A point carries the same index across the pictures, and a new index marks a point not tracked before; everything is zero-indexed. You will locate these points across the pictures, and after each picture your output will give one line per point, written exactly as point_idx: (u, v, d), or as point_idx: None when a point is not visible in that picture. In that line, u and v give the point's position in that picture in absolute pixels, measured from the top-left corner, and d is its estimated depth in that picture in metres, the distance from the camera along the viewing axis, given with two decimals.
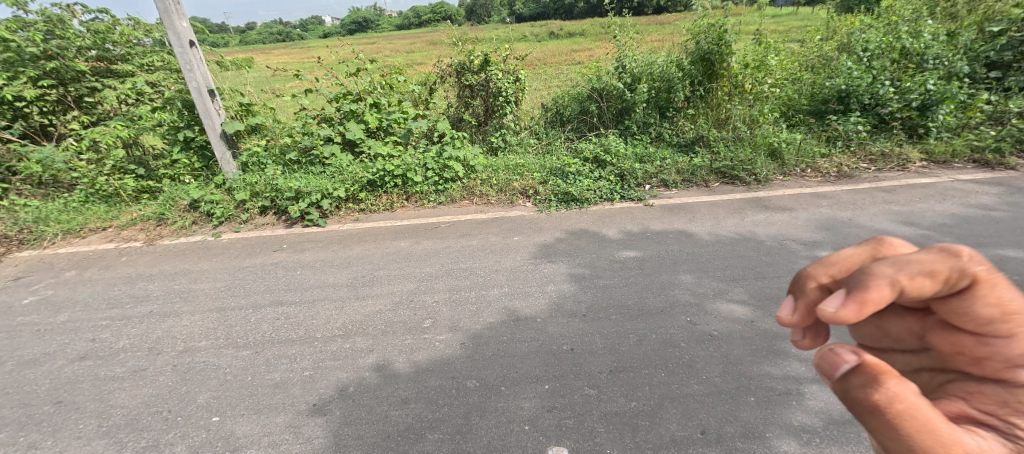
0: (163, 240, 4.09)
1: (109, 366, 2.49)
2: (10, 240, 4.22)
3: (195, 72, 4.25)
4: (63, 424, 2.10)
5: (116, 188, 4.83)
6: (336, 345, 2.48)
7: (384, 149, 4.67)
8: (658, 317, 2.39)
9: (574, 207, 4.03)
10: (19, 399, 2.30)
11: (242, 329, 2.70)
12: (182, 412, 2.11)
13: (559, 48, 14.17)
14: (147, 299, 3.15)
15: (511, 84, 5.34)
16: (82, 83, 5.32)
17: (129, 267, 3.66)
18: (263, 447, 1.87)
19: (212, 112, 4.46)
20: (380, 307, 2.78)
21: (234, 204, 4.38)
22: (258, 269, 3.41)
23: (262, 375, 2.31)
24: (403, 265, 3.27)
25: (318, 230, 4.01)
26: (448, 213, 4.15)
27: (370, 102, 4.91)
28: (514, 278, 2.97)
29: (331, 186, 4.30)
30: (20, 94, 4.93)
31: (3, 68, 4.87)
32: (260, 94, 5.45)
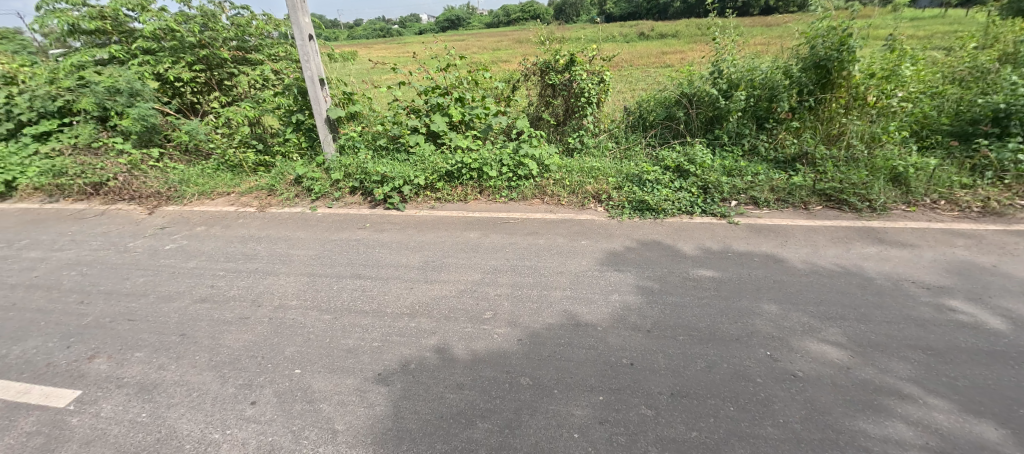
0: (271, 209, 4.68)
1: (221, 310, 2.92)
2: (161, 195, 5.13)
3: (311, 63, 4.78)
4: (184, 352, 2.52)
5: (241, 160, 5.62)
6: (403, 322, 2.65)
7: (465, 142, 4.85)
8: (733, 346, 2.19)
9: (649, 216, 3.84)
10: (156, 327, 2.80)
11: (326, 295, 3.00)
12: (272, 360, 2.41)
13: (649, 50, 13.55)
14: (254, 258, 3.63)
15: (595, 85, 5.23)
16: (224, 68, 6.27)
17: (243, 229, 4.26)
18: (332, 404, 2.07)
19: (320, 98, 4.98)
20: (446, 293, 2.91)
21: (329, 183, 4.87)
22: (343, 243, 3.76)
23: (338, 340, 2.54)
24: (471, 255, 3.39)
25: (397, 213, 4.31)
26: (518, 210, 4.20)
27: (456, 97, 5.13)
28: (578, 282, 2.93)
29: (413, 174, 4.59)
30: (179, 75, 5.97)
31: (171, 54, 6.05)
32: (360, 84, 5.98)
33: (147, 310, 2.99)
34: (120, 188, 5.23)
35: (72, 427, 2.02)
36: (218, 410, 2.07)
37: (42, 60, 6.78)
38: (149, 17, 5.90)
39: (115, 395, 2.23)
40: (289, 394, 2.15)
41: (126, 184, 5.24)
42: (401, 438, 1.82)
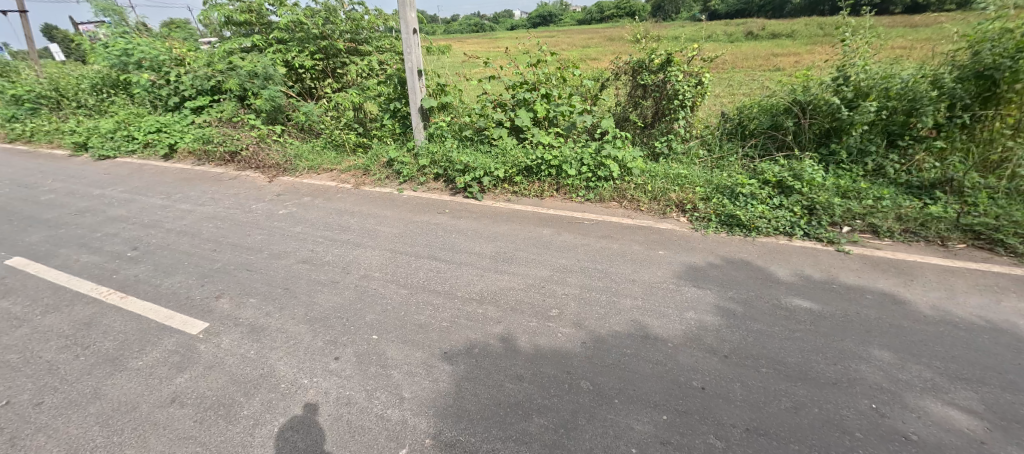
0: (365, 187, 5.14)
1: (318, 272, 3.30)
2: (279, 167, 5.92)
3: (412, 55, 5.12)
4: (286, 305, 2.90)
5: (344, 140, 6.23)
6: (472, 307, 2.75)
7: (547, 139, 4.85)
8: (827, 390, 1.93)
9: (738, 233, 3.53)
10: (266, 279, 3.25)
11: (405, 272, 3.23)
12: (354, 323, 2.67)
13: (758, 51, 12.24)
14: (348, 230, 4.02)
15: (691, 88, 4.89)
16: (338, 58, 6.99)
17: (341, 203, 4.74)
18: (401, 372, 2.25)
19: (417, 89, 5.33)
20: (514, 285, 2.96)
21: (416, 168, 5.21)
22: (423, 225, 4.00)
23: (411, 314, 2.73)
24: (542, 251, 3.40)
25: (475, 202, 4.48)
26: (594, 211, 4.12)
27: (542, 93, 5.14)
28: (651, 292, 2.79)
29: (494, 166, 4.72)
30: (302, 63, 6.80)
31: (299, 44, 6.89)
32: (453, 76, 6.27)
33: (261, 264, 3.49)
34: (250, 157, 6.14)
35: (200, 352, 2.50)
36: (308, 360, 2.38)
37: (203, 46, 8.13)
38: (285, 11, 6.76)
39: (233, 332, 2.66)
40: (366, 356, 2.37)
41: (254, 154, 6.13)
42: (459, 417, 1.92)
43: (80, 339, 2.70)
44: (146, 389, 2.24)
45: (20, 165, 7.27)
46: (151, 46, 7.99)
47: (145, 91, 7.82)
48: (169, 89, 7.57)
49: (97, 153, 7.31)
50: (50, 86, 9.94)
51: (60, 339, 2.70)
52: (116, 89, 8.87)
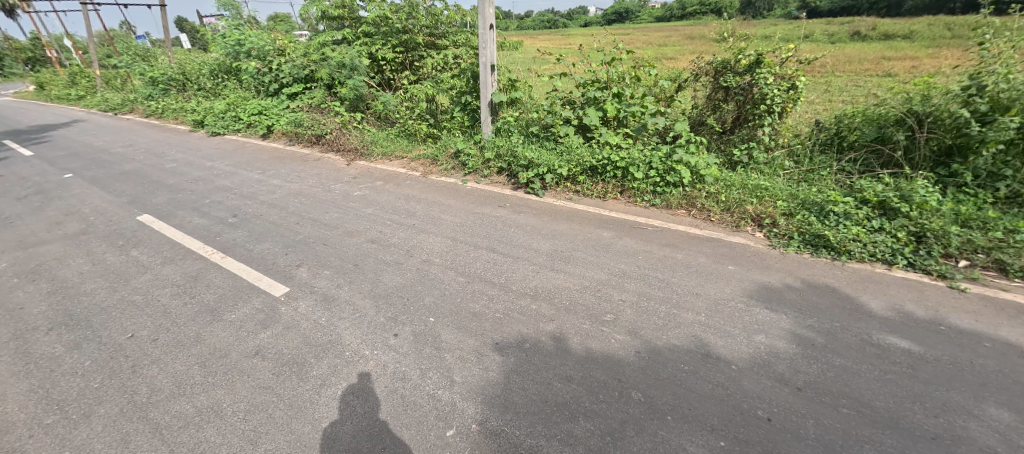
0: (432, 176, 5.37)
1: (384, 253, 3.51)
2: (357, 151, 6.37)
3: (487, 49, 5.21)
4: (355, 279, 3.13)
5: (415, 130, 6.54)
6: (526, 302, 2.77)
7: (615, 139, 4.71)
8: (923, 445, 1.68)
9: (824, 255, 3.18)
10: (339, 254, 3.53)
11: (464, 260, 3.33)
12: (414, 304, 2.81)
13: (865, 53, 10.83)
14: (414, 215, 4.23)
15: (781, 92, 4.45)
16: (417, 52, 7.33)
17: (409, 189, 4.99)
18: (454, 356, 2.33)
19: (488, 84, 5.45)
20: (569, 285, 2.93)
21: (481, 161, 5.34)
22: (484, 217, 4.10)
23: (467, 302, 2.81)
24: (600, 254, 3.33)
25: (536, 199, 4.50)
26: (659, 217, 3.95)
27: (614, 92, 4.98)
28: (716, 309, 2.62)
29: (557, 163, 4.69)
30: (385, 56, 7.23)
31: (383, 38, 7.33)
32: (524, 72, 6.30)
33: (335, 239, 3.79)
34: (333, 141, 6.69)
35: (281, 313, 2.80)
36: (371, 333, 2.55)
37: (301, 38, 8.95)
38: (373, 6, 7.18)
39: (309, 298, 2.93)
40: (423, 337, 2.49)
41: (337, 138, 6.66)
42: (505, 408, 1.96)
43: (189, 289, 3.15)
44: (237, 340, 2.57)
45: (154, 137, 8.58)
46: (259, 37, 8.96)
47: (251, 77, 8.80)
48: (270, 76, 8.44)
49: (211, 130, 8.41)
50: (180, 70, 11.56)
51: (174, 288, 3.18)
52: (229, 75, 10.09)
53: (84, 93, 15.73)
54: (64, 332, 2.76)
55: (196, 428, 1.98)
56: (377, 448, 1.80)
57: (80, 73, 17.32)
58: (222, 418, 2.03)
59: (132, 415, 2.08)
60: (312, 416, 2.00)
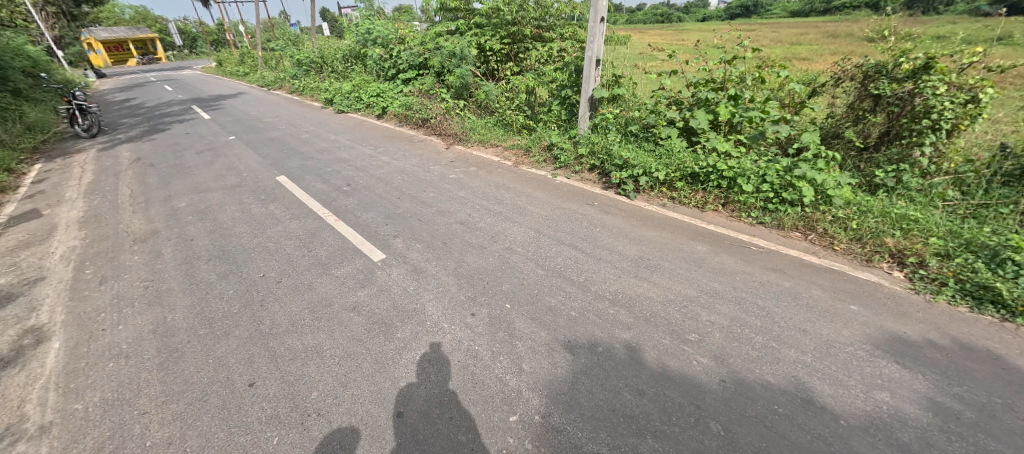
0: (523, 167, 5.47)
1: (470, 235, 3.69)
2: (456, 137, 6.78)
3: (594, 44, 5.07)
4: (441, 256, 3.35)
5: (512, 120, 6.68)
6: (603, 305, 2.69)
7: (725, 146, 4.29)
8: None
9: (989, 312, 2.55)
10: (430, 231, 3.79)
11: (545, 253, 3.34)
12: (493, 288, 2.91)
13: None
14: (502, 203, 4.36)
15: (956, 105, 3.60)
16: (523, 43, 7.42)
17: (500, 177, 5.15)
18: (525, 345, 2.38)
19: (591, 79, 5.30)
20: (652, 295, 2.77)
21: (574, 156, 5.30)
22: (570, 213, 4.06)
23: (544, 295, 2.82)
24: (691, 268, 3.07)
25: (626, 201, 4.32)
26: (767, 238, 3.52)
27: (731, 94, 4.51)
28: (827, 352, 2.26)
29: (654, 166, 4.45)
30: (492, 47, 7.46)
31: (492, 28, 7.52)
32: (630, 67, 6.02)
33: (429, 217, 4.07)
34: (436, 125, 7.19)
35: (376, 276, 3.11)
36: (451, 309, 2.70)
37: (419, 27, 9.62)
38: None
39: (401, 267, 3.21)
40: (498, 321, 2.57)
41: (440, 124, 7.14)
42: (569, 407, 1.96)
43: (308, 243, 3.66)
44: (340, 294, 2.93)
45: (294, 111, 10.05)
46: (384, 27, 9.87)
47: (375, 63, 9.77)
48: (390, 62, 9.29)
49: (338, 108, 9.63)
50: (319, 54, 13.27)
51: (297, 240, 3.72)
52: (357, 60, 11.33)
53: (248, 71, 18.93)
54: (217, 263, 3.42)
55: (302, 362, 2.34)
56: (444, 417, 1.95)
57: (247, 54, 20.87)
58: (321, 358, 2.36)
59: (258, 341, 2.52)
60: (393, 374, 2.22)
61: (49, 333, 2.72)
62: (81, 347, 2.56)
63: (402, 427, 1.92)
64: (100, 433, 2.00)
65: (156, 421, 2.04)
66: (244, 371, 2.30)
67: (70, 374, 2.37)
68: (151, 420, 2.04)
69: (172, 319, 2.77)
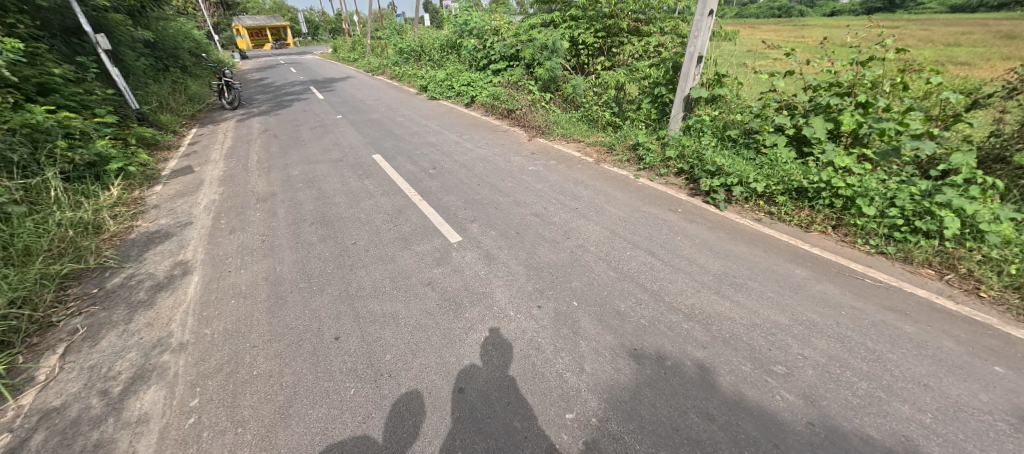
0: (604, 165, 5.32)
1: (544, 228, 3.70)
2: (539, 129, 6.82)
3: (698, 39, 4.68)
4: (513, 246, 3.41)
5: (597, 116, 6.50)
6: (677, 319, 2.53)
7: (844, 161, 3.73)
8: None
9: None
10: (505, 219, 3.88)
11: (618, 256, 3.23)
12: (561, 284, 2.89)
13: None
14: (578, 199, 4.29)
15: None
16: (618, 37, 7.13)
17: (579, 173, 5.07)
18: (589, 345, 2.33)
19: (690, 76, 4.93)
20: (734, 316, 2.54)
21: (661, 158, 5.03)
22: (650, 217, 3.86)
23: (613, 298, 2.73)
24: (785, 293, 2.75)
25: (714, 210, 3.99)
26: (887, 271, 3.02)
27: (860, 100, 3.89)
28: (954, 415, 1.90)
29: (753, 176, 4.05)
30: (585, 40, 7.29)
31: (587, 21, 7.33)
32: (737, 66, 5.49)
33: (505, 206, 4.16)
34: (521, 117, 7.29)
35: (451, 256, 3.27)
36: (519, 298, 2.75)
37: (514, 19, 9.75)
38: None
39: (475, 251, 3.33)
40: (563, 317, 2.56)
41: (525, 115, 7.23)
42: (629, 417, 1.91)
43: (394, 218, 3.96)
44: (418, 268, 3.14)
45: (392, 96, 10.86)
46: (481, 18, 10.16)
47: (468, 53, 10.16)
48: (483, 53, 9.58)
49: (431, 95, 10.22)
50: (419, 43, 14.10)
51: (385, 215, 4.04)
52: (452, 49, 11.85)
53: (357, 57, 20.86)
54: (318, 227, 3.87)
55: (380, 326, 2.56)
56: (502, 401, 2.01)
57: (358, 41, 22.95)
58: (396, 325, 2.55)
59: (345, 300, 2.81)
60: (458, 351, 2.33)
61: (192, 269, 3.31)
62: (213, 283, 3.09)
63: (462, 402, 2.02)
64: (221, 357, 2.40)
65: (262, 355, 2.38)
66: (332, 325, 2.59)
67: (203, 304, 2.87)
68: (258, 353, 2.40)
69: (281, 270, 3.20)
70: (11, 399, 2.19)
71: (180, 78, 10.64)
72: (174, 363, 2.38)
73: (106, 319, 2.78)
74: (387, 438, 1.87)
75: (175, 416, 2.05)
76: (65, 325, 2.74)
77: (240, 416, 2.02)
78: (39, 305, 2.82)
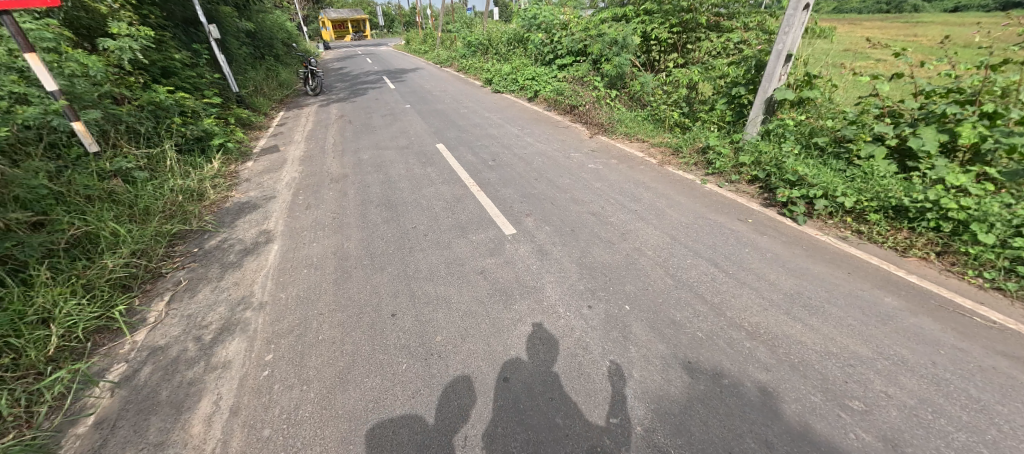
0: (668, 167, 5.08)
1: (600, 228, 3.62)
2: (602, 127, 6.67)
3: (789, 36, 4.27)
4: (566, 243, 3.38)
5: (665, 115, 6.21)
6: (738, 336, 2.37)
7: (959, 178, 3.23)
8: None
9: None
10: (561, 216, 3.85)
11: (678, 263, 3.08)
12: (614, 286, 2.82)
13: None
14: (638, 201, 4.15)
15: None
16: (694, 33, 6.71)
17: (641, 174, 4.89)
18: (639, 352, 2.26)
19: (774, 76, 4.54)
20: (806, 341, 2.32)
21: (733, 163, 4.69)
22: (715, 226, 3.64)
23: (668, 306, 2.61)
24: (869, 321, 2.46)
25: (791, 224, 3.65)
26: (1005, 310, 2.58)
27: (986, 110, 3.35)
28: None
29: (841, 189, 3.65)
30: (658, 36, 6.96)
31: (662, 15, 6.98)
32: (831, 67, 4.95)
33: (561, 202, 4.13)
34: (584, 113, 7.17)
35: (504, 248, 3.32)
36: (569, 296, 2.73)
37: (584, 13, 9.55)
38: None
39: (528, 245, 3.35)
40: (614, 320, 2.50)
41: (588, 112, 7.10)
42: (677, 431, 1.83)
43: (453, 206, 4.09)
44: (472, 256, 3.22)
45: (458, 88, 11.17)
46: (551, 12, 10.09)
47: (535, 47, 10.15)
48: (550, 48, 9.53)
49: (495, 88, 10.37)
50: (487, 37, 14.34)
51: (444, 202, 4.19)
52: (519, 44, 11.91)
53: (428, 49, 21.72)
54: (383, 209, 4.10)
55: (433, 308, 2.67)
56: (545, 396, 2.02)
57: (429, 34, 23.84)
58: (448, 309, 2.65)
59: (403, 280, 2.96)
60: (506, 341, 2.37)
61: (273, 238, 3.67)
62: (290, 253, 3.40)
63: (505, 392, 2.05)
64: (292, 319, 2.64)
65: (326, 323, 2.59)
66: (389, 302, 2.74)
67: (281, 271, 3.17)
68: (324, 321, 2.61)
69: (347, 247, 3.44)
70: (128, 335, 2.58)
71: (272, 66, 11.77)
72: (254, 320, 2.66)
73: (203, 275, 3.18)
74: (433, 415, 1.96)
75: (253, 367, 2.30)
76: (171, 276, 3.18)
77: (306, 375, 2.22)
78: (152, 257, 3.29)
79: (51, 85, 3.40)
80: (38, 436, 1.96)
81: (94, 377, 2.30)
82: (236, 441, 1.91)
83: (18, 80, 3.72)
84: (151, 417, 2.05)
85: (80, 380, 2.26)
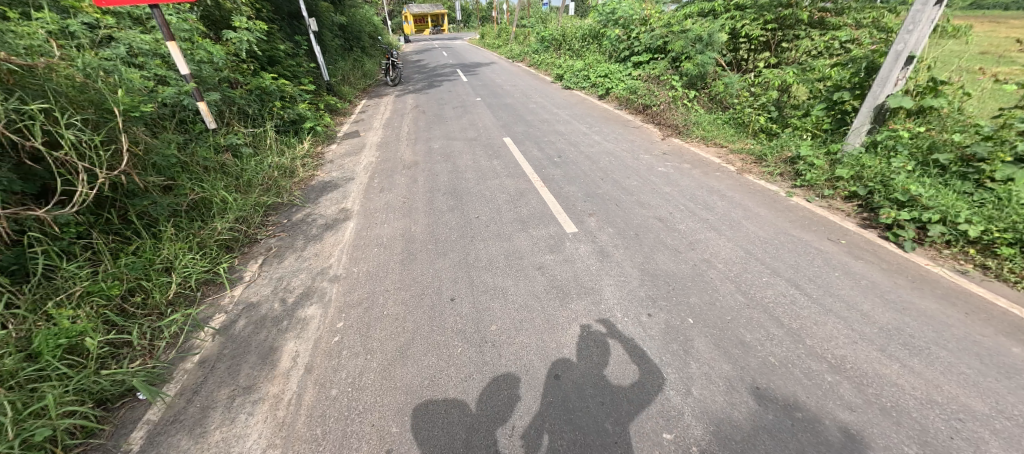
0: (748, 176, 4.71)
1: (666, 234, 3.46)
2: (675, 129, 6.35)
3: (913, 34, 3.72)
4: (629, 246, 3.27)
5: (749, 120, 5.74)
6: (818, 367, 2.14)
7: None
8: None
9: None
10: (625, 219, 3.73)
11: (751, 280, 2.85)
12: (677, 296, 2.68)
13: None
14: (711, 210, 3.90)
15: None
16: (793, 30, 6.07)
17: (716, 181, 4.58)
18: (700, 369, 2.14)
19: (890, 81, 3.99)
20: (902, 384, 2.04)
21: (827, 176, 4.22)
22: (799, 243, 3.31)
23: (737, 325, 2.43)
24: (989, 372, 2.09)
25: (894, 249, 3.21)
26: None
27: None
28: None
29: (964, 214, 3.13)
30: (749, 32, 6.42)
31: (757, 11, 6.42)
32: (965, 72, 4.23)
33: (626, 205, 4.01)
34: (657, 113, 6.89)
35: (564, 246, 3.30)
36: (628, 301, 2.64)
37: (668, 8, 9.10)
38: None
39: (588, 245, 3.30)
40: (674, 332, 2.38)
41: (662, 112, 6.81)
42: None
43: (516, 200, 4.14)
44: (532, 251, 3.24)
45: (528, 83, 11.21)
46: (631, 8, 9.77)
47: (612, 43, 9.91)
48: (627, 44, 9.23)
49: (566, 83, 10.27)
50: (561, 32, 14.23)
51: (507, 195, 4.26)
52: (594, 40, 11.68)
53: (501, 43, 22.13)
54: (449, 198, 4.27)
55: (490, 298, 2.73)
56: (595, 399, 1.99)
57: (504, 28, 24.22)
58: (505, 300, 2.69)
59: (463, 268, 3.06)
60: (559, 339, 2.36)
61: (350, 216, 3.98)
62: (364, 231, 3.67)
63: (555, 388, 2.05)
64: (361, 293, 2.85)
65: (390, 300, 2.76)
66: (449, 287, 2.85)
67: (355, 247, 3.43)
68: (389, 298, 2.79)
69: (414, 230, 3.63)
70: (228, 289, 2.97)
71: (359, 57, 12.70)
72: (330, 290, 2.92)
73: (290, 244, 3.54)
74: (484, 400, 2.02)
75: (326, 331, 2.52)
76: (265, 242, 3.58)
77: (371, 345, 2.39)
78: (251, 224, 3.73)
79: (184, 68, 3.94)
80: (157, 365, 2.32)
81: (202, 322, 2.66)
82: (309, 396, 2.11)
83: (161, 64, 4.39)
84: (243, 363, 2.34)
85: (190, 324, 2.63)
